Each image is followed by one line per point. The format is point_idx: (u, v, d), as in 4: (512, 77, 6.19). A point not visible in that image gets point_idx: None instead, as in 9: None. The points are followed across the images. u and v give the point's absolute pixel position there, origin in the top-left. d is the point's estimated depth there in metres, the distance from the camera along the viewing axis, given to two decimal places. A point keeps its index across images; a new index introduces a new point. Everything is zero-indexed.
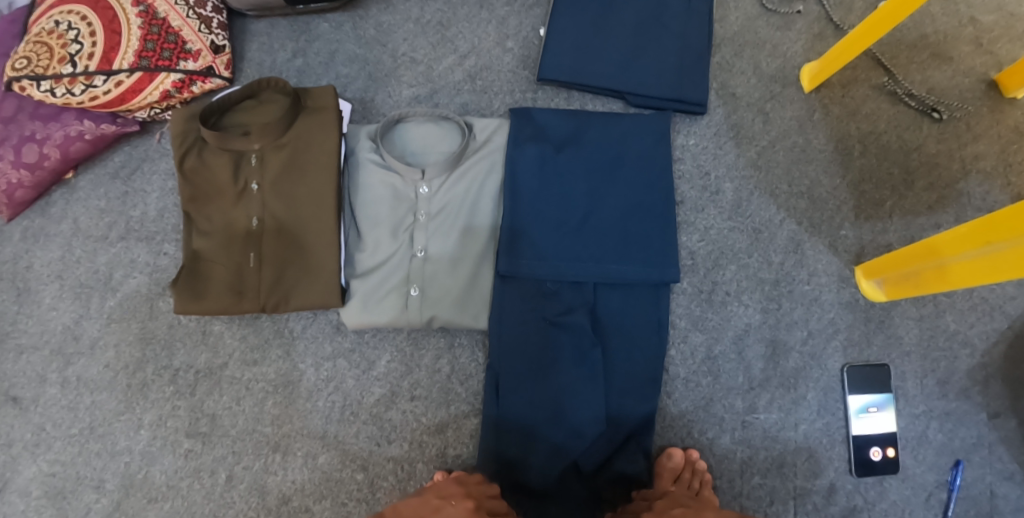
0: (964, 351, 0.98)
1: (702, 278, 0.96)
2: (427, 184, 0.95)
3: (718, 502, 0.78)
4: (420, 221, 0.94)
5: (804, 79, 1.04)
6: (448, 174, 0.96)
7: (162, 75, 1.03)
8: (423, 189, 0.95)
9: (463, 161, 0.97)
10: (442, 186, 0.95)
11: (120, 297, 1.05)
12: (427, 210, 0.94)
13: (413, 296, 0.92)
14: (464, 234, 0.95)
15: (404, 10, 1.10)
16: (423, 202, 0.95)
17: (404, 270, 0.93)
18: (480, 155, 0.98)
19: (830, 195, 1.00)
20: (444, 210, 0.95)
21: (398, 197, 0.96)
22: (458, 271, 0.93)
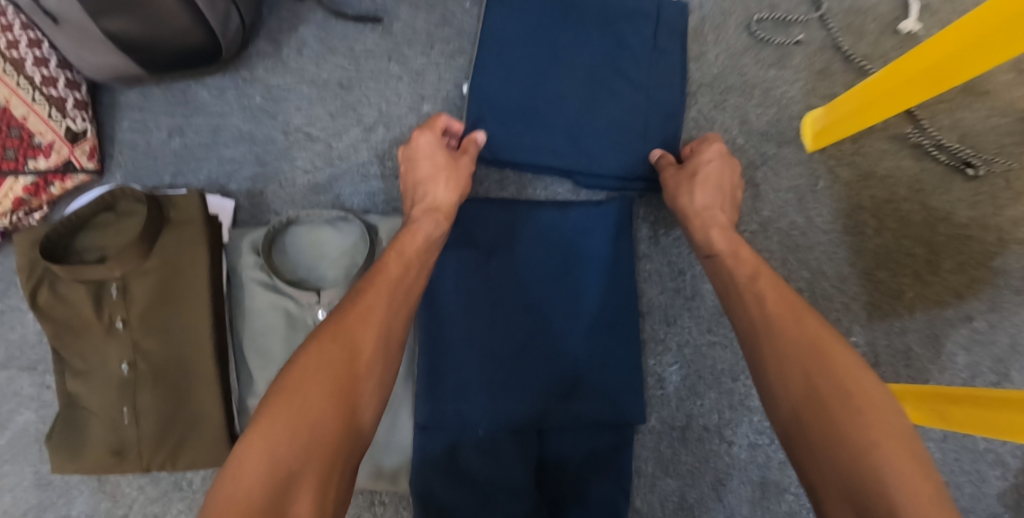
0: (993, 472, 0.81)
1: (674, 409, 0.78)
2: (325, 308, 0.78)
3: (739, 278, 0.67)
4: None
5: (805, 135, 0.81)
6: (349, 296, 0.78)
7: (8, 180, 0.84)
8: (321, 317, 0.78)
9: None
10: None
11: (9, 435, 0.92)
12: None
13: None
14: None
15: (297, 68, 0.89)
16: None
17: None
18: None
19: (837, 289, 0.80)
20: None
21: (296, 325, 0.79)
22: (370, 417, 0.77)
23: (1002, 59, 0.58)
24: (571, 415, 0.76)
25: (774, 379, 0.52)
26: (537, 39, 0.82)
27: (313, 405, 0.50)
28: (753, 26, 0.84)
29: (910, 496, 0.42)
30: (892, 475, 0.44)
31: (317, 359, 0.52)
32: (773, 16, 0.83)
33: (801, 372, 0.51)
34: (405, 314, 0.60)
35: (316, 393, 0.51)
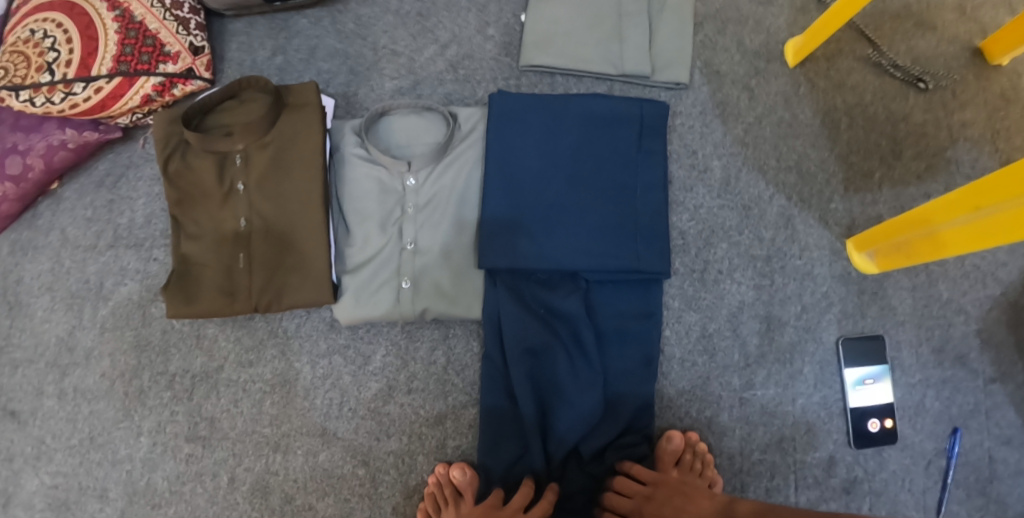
0: (958, 318, 0.98)
1: (694, 257, 0.97)
2: (413, 176, 0.95)
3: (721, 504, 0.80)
4: (408, 213, 0.94)
5: (788, 54, 1.04)
6: (434, 166, 0.96)
7: (142, 79, 1.01)
8: (410, 181, 0.94)
9: (447, 153, 0.96)
10: (429, 176, 0.95)
11: (112, 305, 1.05)
12: (415, 202, 0.94)
13: (404, 288, 0.92)
14: (453, 225, 0.94)
15: (383, 2, 1.09)
16: (411, 194, 0.94)
17: (395, 262, 0.93)
18: (466, 145, 0.97)
19: (819, 168, 1.00)
20: (433, 200, 0.95)
21: (385, 194, 0.95)
22: (448, 264, 0.93)
23: None
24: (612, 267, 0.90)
25: None
26: (539, 224, 0.91)
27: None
28: None
29: None
30: None
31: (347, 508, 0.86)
32: None
33: None
34: None
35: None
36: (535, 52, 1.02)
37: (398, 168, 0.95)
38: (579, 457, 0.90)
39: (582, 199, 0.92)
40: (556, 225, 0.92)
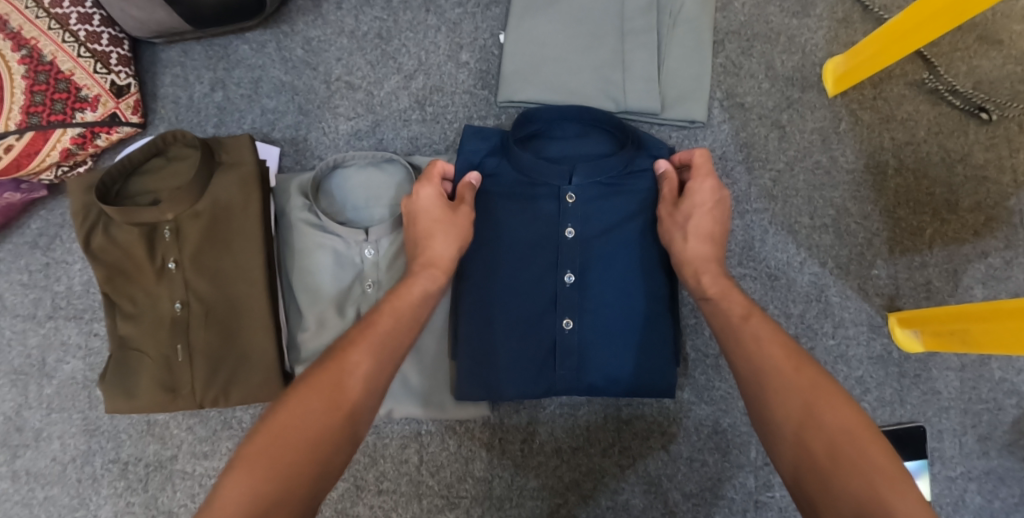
0: (1010, 400, 0.83)
1: (706, 338, 0.83)
2: (372, 246, 0.81)
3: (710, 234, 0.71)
4: (370, 292, 0.81)
5: (827, 81, 0.84)
6: (397, 234, 0.82)
7: (57, 131, 0.87)
8: (369, 252, 0.81)
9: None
10: (391, 247, 0.82)
11: (58, 384, 0.95)
12: (376, 278, 0.81)
13: None
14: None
15: (335, 21, 0.91)
16: (371, 268, 0.81)
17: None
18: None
19: (860, 226, 0.83)
20: (397, 276, 0.82)
21: (339, 262, 0.82)
22: (418, 353, 0.81)
23: None
24: (615, 334, 0.76)
25: (754, 402, 0.58)
26: (525, 275, 0.76)
27: (290, 450, 0.54)
28: None
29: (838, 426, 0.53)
30: (825, 413, 0.54)
31: (297, 410, 0.56)
32: None
33: (783, 398, 0.56)
34: (317, 426, 0.55)
35: (266, 472, 0.52)
36: (515, 85, 0.84)
37: (353, 235, 0.81)
38: None
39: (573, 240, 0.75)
40: (544, 268, 0.76)
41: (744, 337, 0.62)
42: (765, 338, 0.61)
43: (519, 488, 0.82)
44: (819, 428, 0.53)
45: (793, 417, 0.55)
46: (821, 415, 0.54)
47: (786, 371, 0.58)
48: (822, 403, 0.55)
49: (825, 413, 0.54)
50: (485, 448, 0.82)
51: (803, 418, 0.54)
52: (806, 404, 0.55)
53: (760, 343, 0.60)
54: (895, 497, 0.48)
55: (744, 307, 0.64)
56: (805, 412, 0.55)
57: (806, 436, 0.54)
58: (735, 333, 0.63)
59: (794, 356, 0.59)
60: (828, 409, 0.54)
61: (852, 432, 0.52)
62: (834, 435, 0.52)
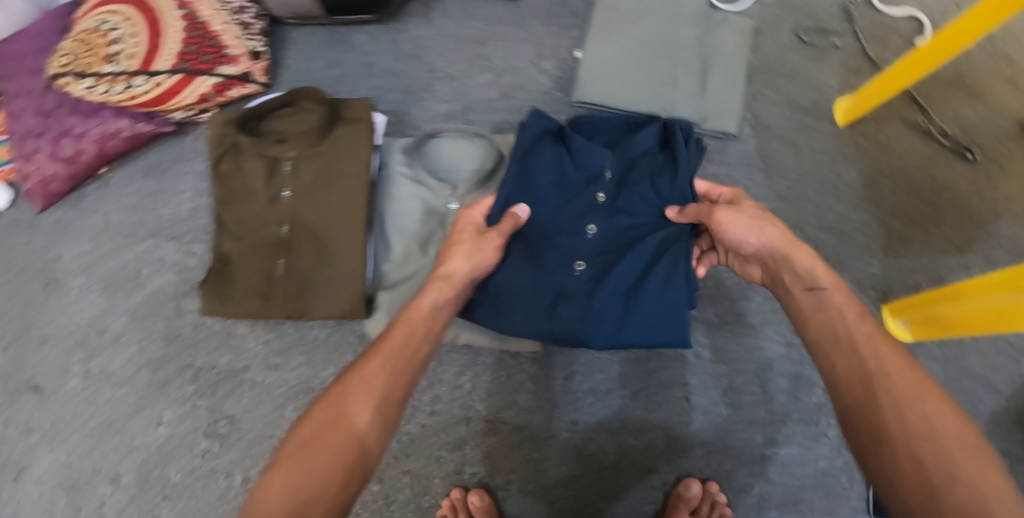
0: (988, 395, 0.96)
1: (727, 308, 0.96)
2: (457, 200, 0.96)
3: (772, 223, 0.74)
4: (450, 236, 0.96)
5: (837, 113, 1.04)
6: (480, 193, 0.97)
7: (200, 78, 1.04)
8: (453, 205, 0.96)
9: (494, 181, 0.98)
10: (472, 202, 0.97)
11: (147, 293, 1.07)
12: None
13: None
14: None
15: (441, 25, 1.10)
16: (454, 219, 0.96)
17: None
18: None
19: (859, 231, 1.00)
20: None
21: (427, 211, 0.97)
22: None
23: (984, 31, 0.79)
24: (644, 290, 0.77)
25: (823, 356, 0.64)
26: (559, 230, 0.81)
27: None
28: (802, 31, 1.07)
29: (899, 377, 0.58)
30: (885, 365, 0.60)
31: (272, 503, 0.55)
32: (816, 26, 1.07)
33: (846, 351, 0.63)
34: None
35: None
36: (588, 85, 1.02)
37: (443, 190, 0.97)
38: (590, 482, 0.91)
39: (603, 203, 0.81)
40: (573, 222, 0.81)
41: (832, 313, 0.66)
42: (849, 309, 0.66)
43: (557, 420, 0.93)
44: (888, 378, 0.59)
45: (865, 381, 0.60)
46: (877, 365, 0.60)
47: (859, 333, 0.63)
48: (882, 356, 0.61)
49: (890, 364, 0.60)
50: (531, 381, 0.94)
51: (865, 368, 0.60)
52: (875, 359, 0.61)
53: (846, 311, 0.66)
54: (960, 453, 0.52)
55: (835, 283, 0.69)
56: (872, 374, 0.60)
57: (870, 379, 0.59)
58: (822, 308, 0.67)
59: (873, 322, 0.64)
60: (891, 363, 0.60)
61: (915, 387, 0.57)
62: (899, 393, 0.57)
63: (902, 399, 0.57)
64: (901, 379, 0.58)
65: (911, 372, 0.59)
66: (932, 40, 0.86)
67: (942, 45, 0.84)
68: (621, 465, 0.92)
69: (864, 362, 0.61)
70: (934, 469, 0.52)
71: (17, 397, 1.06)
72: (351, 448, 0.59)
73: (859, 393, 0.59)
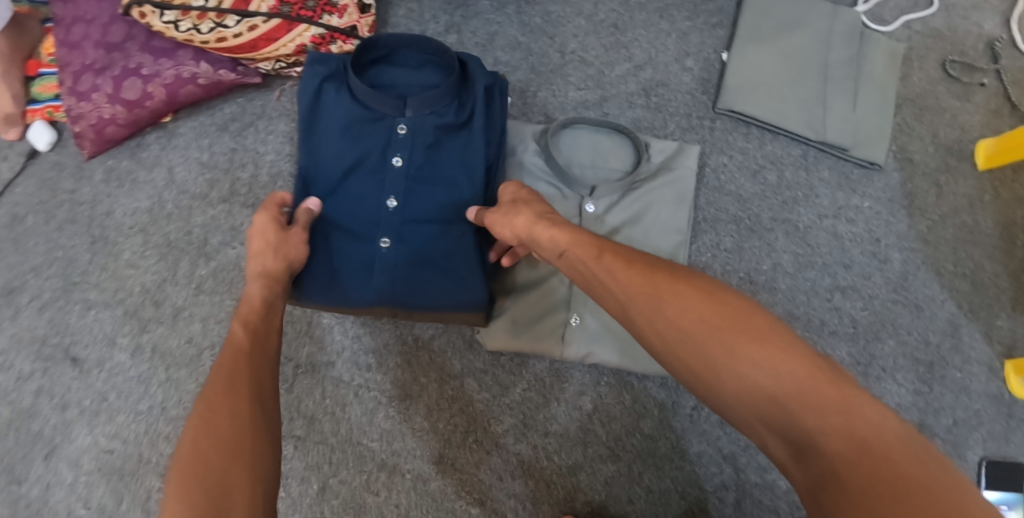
0: None
1: (861, 348, 0.91)
2: (593, 202, 0.86)
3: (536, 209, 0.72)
4: None
5: (978, 156, 0.99)
6: (619, 197, 0.87)
7: (302, 26, 0.91)
8: (590, 207, 0.86)
9: (636, 185, 0.87)
10: (613, 205, 0.87)
11: (215, 266, 0.94)
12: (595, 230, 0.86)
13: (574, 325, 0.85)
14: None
15: (577, 4, 1.00)
16: (588, 223, 0.86)
17: (563, 293, 0.86)
18: (660, 178, 0.88)
19: (991, 281, 0.97)
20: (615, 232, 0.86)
21: (557, 210, 0.87)
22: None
23: None
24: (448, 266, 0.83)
25: (743, 375, 0.50)
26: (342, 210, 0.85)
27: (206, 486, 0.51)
28: (948, 64, 1.02)
29: (761, 370, 0.49)
30: (746, 366, 0.50)
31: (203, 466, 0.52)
32: (962, 60, 1.02)
33: (743, 345, 0.50)
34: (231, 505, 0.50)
35: None
36: (738, 92, 0.94)
37: (577, 190, 0.87)
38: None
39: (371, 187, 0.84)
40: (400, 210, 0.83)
41: (669, 320, 0.54)
42: (695, 305, 0.54)
43: (681, 451, 0.87)
44: (765, 388, 0.49)
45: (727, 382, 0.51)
46: (740, 366, 0.50)
47: (725, 333, 0.51)
48: (761, 352, 0.50)
49: (782, 369, 0.49)
50: (657, 407, 0.87)
51: (733, 373, 0.50)
52: (775, 367, 0.49)
53: (691, 313, 0.53)
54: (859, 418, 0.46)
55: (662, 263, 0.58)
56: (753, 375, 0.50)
57: (738, 379, 0.50)
58: (662, 309, 0.54)
59: (732, 314, 0.52)
60: (764, 362, 0.49)
61: (793, 375, 0.48)
62: (785, 389, 0.48)
63: (807, 404, 0.47)
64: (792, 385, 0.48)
65: (778, 338, 0.51)
66: None
67: None
68: (742, 503, 0.86)
69: (755, 375, 0.49)
70: (839, 461, 0.44)
71: (53, 364, 0.92)
72: (261, 448, 0.55)
73: (754, 411, 0.50)
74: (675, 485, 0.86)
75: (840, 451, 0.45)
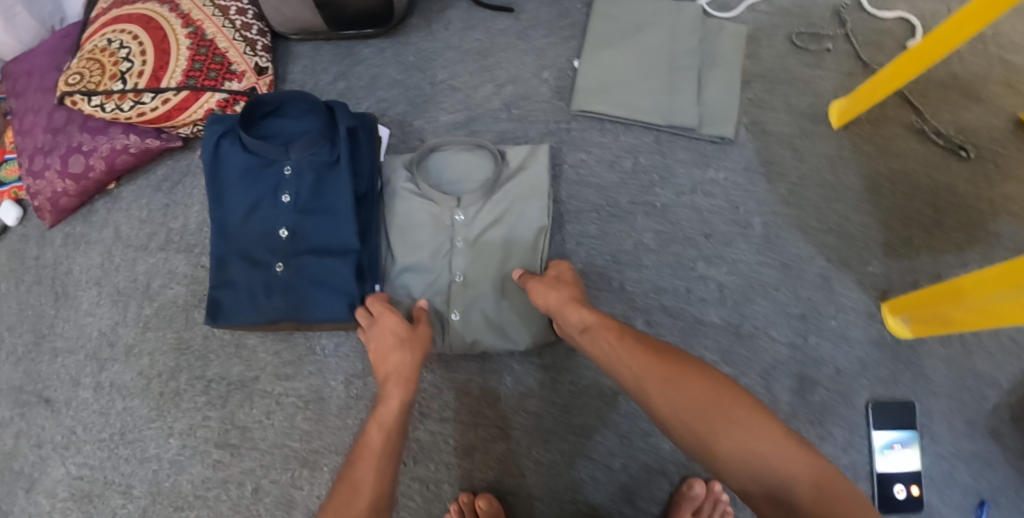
0: (992, 391, 0.97)
1: (731, 310, 0.97)
2: (461, 211, 0.97)
3: (560, 284, 0.86)
4: (459, 246, 0.96)
5: (832, 116, 1.05)
6: (484, 202, 0.98)
7: (207, 93, 1.05)
8: (460, 215, 0.97)
9: (497, 190, 0.98)
10: (478, 211, 0.97)
11: (157, 305, 1.08)
12: (465, 235, 0.97)
13: (454, 320, 0.94)
14: (503, 260, 0.96)
15: (445, 38, 1.12)
16: (460, 229, 0.97)
17: (445, 293, 0.96)
18: (518, 182, 0.98)
19: (860, 232, 1.01)
20: (483, 234, 0.97)
21: (431, 222, 0.98)
22: (505, 302, 0.95)
23: (977, 27, 0.79)
24: (334, 286, 0.94)
25: (657, 402, 0.72)
26: (242, 245, 0.97)
27: None
28: (795, 36, 1.10)
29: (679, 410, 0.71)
30: (677, 399, 0.71)
31: None
32: (810, 30, 1.10)
33: (659, 377, 0.73)
34: None
35: None
36: (589, 91, 1.04)
37: (447, 202, 0.97)
38: (598, 485, 0.92)
39: (266, 225, 0.97)
40: (291, 242, 0.96)
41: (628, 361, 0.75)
42: (638, 355, 0.75)
43: (566, 423, 0.94)
44: (684, 412, 0.71)
45: (730, 462, 0.68)
46: (679, 387, 0.72)
47: (667, 379, 0.73)
48: (680, 380, 0.72)
49: (699, 397, 0.71)
50: (538, 386, 0.95)
51: (681, 416, 0.71)
52: (685, 392, 0.71)
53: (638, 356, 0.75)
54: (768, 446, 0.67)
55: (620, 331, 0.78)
56: (754, 459, 0.67)
57: (678, 406, 0.71)
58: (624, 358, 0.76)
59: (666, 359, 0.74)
60: (689, 392, 0.71)
61: (704, 403, 0.70)
62: (705, 421, 0.69)
63: (712, 427, 0.69)
64: (723, 443, 0.68)
65: (687, 377, 0.72)
66: (930, 36, 0.84)
67: (937, 41, 0.83)
68: (628, 466, 0.93)
69: (666, 405, 0.72)
70: (739, 458, 0.68)
71: (29, 408, 1.08)
72: None
73: (690, 431, 0.70)
74: (561, 454, 0.93)
75: (776, 477, 0.66)
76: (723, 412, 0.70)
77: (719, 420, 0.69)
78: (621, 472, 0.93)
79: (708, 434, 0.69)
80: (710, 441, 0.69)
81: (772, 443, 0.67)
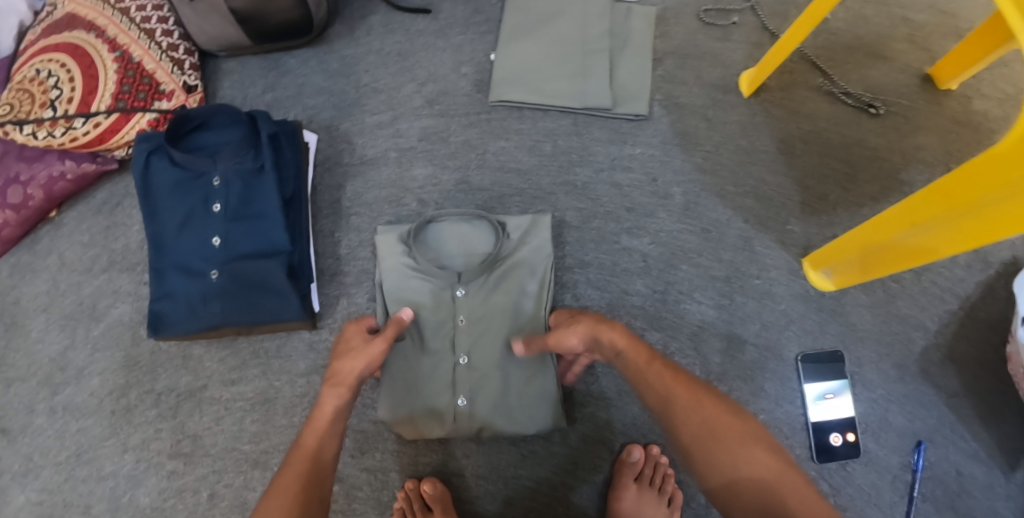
0: (917, 333, 1.00)
1: (656, 278, 1.01)
2: (463, 287, 0.92)
3: (593, 314, 0.86)
4: (461, 326, 0.92)
5: (742, 86, 1.09)
6: (485, 277, 0.93)
7: (137, 115, 1.08)
8: (461, 292, 0.92)
9: (498, 266, 0.93)
10: (480, 289, 0.93)
11: (105, 326, 1.11)
12: (467, 315, 0.92)
13: (462, 405, 0.90)
14: (506, 328, 0.92)
15: (366, 43, 1.16)
16: (463, 306, 0.92)
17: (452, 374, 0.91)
18: (519, 254, 0.94)
19: (776, 193, 1.05)
20: (485, 315, 0.92)
21: (432, 299, 0.93)
22: (507, 371, 0.91)
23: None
24: (270, 288, 0.98)
25: (684, 426, 0.76)
26: (176, 257, 0.99)
27: None
28: (704, 13, 1.14)
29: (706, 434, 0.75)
30: (705, 424, 0.75)
31: None
32: (716, 7, 1.14)
33: (687, 401, 0.77)
34: None
35: None
36: (506, 81, 1.08)
37: (448, 278, 0.92)
38: (541, 458, 0.95)
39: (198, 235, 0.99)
40: (223, 248, 0.98)
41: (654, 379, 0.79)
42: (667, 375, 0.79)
43: None
44: (706, 438, 0.74)
45: (741, 489, 0.71)
46: (705, 413, 0.76)
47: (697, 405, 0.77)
48: (705, 407, 0.77)
49: (722, 426, 0.75)
50: None
51: (705, 438, 0.75)
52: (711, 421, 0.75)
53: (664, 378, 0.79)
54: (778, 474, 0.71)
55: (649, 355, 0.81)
56: (762, 486, 0.71)
57: (701, 431, 0.75)
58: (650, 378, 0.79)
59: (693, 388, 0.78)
60: (713, 420, 0.76)
61: (729, 431, 0.75)
62: (727, 444, 0.74)
63: (735, 454, 0.73)
64: (744, 470, 0.72)
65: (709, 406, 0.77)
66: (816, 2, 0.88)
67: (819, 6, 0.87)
68: (567, 436, 0.95)
69: (692, 427, 0.75)
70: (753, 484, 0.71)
71: None
72: None
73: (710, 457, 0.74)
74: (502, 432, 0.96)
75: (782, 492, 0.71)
76: (746, 444, 0.74)
77: (745, 456, 0.72)
78: (561, 443, 0.95)
79: (729, 463, 0.73)
80: (726, 467, 0.73)
81: (780, 474, 0.71)
